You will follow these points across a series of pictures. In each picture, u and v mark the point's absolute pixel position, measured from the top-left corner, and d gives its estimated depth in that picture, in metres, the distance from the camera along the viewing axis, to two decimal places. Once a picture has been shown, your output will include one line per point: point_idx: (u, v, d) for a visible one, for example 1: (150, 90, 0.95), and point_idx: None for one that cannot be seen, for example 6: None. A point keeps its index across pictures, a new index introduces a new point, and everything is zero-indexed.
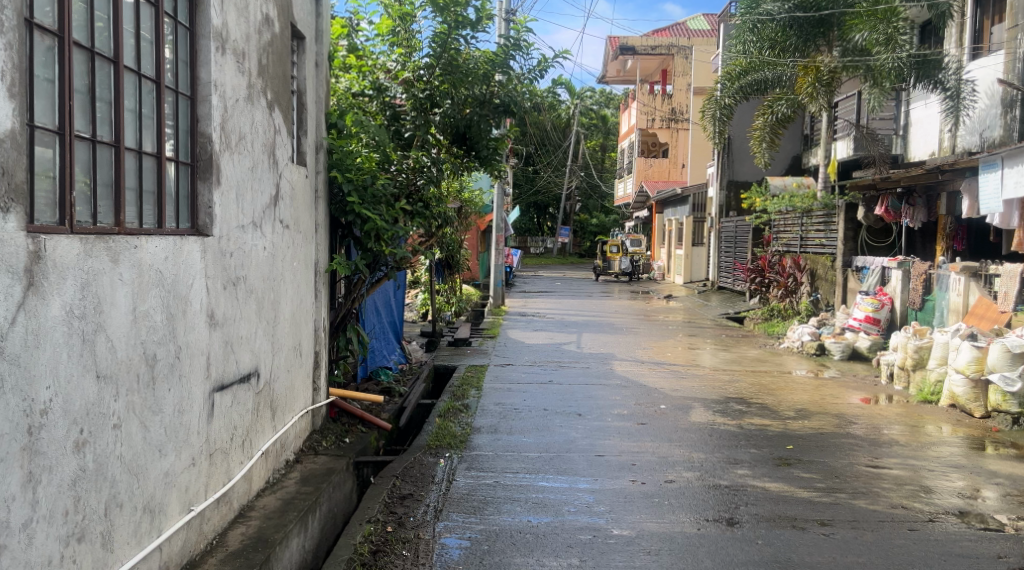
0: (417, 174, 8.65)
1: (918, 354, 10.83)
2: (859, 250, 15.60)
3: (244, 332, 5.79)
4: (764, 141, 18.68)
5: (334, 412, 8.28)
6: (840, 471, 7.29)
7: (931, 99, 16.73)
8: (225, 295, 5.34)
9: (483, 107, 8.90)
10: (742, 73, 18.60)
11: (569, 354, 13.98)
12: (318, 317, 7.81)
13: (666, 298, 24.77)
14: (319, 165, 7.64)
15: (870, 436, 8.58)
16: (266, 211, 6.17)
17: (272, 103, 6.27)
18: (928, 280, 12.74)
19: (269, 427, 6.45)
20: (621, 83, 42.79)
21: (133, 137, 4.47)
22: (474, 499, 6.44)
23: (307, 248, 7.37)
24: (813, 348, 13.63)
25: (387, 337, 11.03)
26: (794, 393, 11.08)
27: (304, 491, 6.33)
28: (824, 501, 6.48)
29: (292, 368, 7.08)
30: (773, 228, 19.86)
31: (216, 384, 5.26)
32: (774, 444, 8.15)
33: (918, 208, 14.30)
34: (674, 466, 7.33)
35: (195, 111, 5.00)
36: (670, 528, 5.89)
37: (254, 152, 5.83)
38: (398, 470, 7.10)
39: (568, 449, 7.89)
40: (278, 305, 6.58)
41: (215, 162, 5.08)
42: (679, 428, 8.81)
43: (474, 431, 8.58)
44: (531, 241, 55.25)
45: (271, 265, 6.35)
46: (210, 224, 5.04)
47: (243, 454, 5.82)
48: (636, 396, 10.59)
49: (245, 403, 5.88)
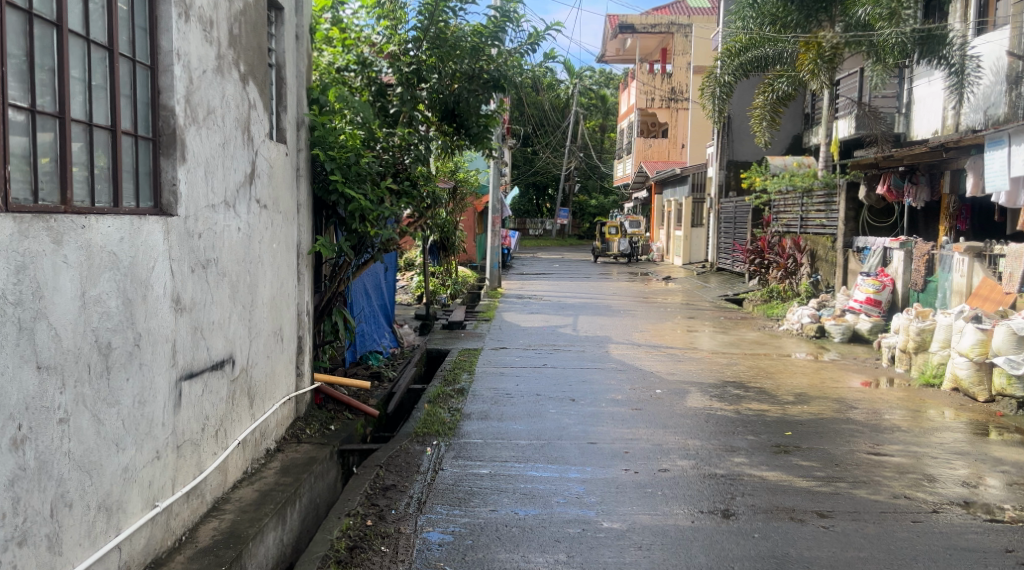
0: (404, 151, 8.35)
1: (920, 337, 10.58)
2: (861, 230, 15.30)
3: (217, 318, 5.52)
4: (764, 119, 18.39)
5: (320, 399, 8.06)
6: (841, 459, 7.03)
7: (935, 76, 16.45)
8: (193, 278, 5.07)
9: (472, 82, 8.58)
10: (743, 49, 18.31)
11: (565, 337, 13.70)
12: (300, 301, 7.52)
13: (665, 280, 24.44)
14: (300, 143, 7.35)
15: (870, 422, 8.31)
16: (240, 190, 5.89)
17: (246, 76, 6.00)
18: (932, 261, 12.46)
19: (247, 416, 6.21)
20: (622, 62, 42.38)
21: (82, 109, 4.19)
22: (460, 490, 6.18)
23: (289, 229, 7.11)
24: (812, 331, 13.44)
25: (378, 321, 10.77)
26: (793, 377, 10.83)
27: (283, 482, 6.09)
28: (824, 491, 6.20)
29: (273, 353, 6.82)
30: (773, 208, 19.61)
31: (184, 372, 4.99)
32: (772, 431, 7.89)
33: (921, 187, 13.99)
34: (669, 454, 7.07)
35: (157, 82, 4.72)
36: (663, 521, 5.62)
37: (226, 126, 5.56)
38: (383, 460, 6.81)
39: (559, 436, 7.63)
40: (255, 289, 6.30)
41: (179, 137, 4.82)
42: (675, 414, 8.56)
43: (464, 417, 8.32)
44: (530, 223, 54.74)
45: (246, 247, 6.06)
46: (175, 203, 4.77)
47: (217, 444, 5.57)
48: (632, 380, 10.35)
49: (218, 391, 5.62)
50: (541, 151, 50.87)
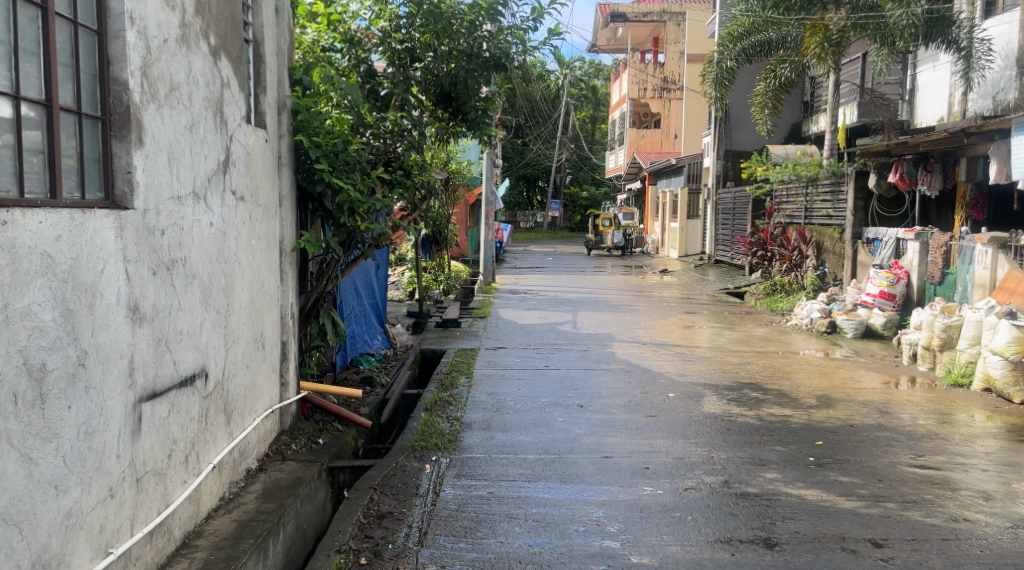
0: (396, 138, 7.66)
1: (947, 334, 9.80)
2: (870, 221, 14.41)
3: (186, 327, 4.81)
4: (767, 107, 17.77)
5: (307, 409, 7.34)
6: (882, 471, 6.30)
7: (941, 60, 15.80)
8: (155, 282, 4.38)
9: (471, 61, 7.85)
10: (745, 33, 17.53)
11: (565, 335, 12.98)
12: (284, 303, 6.80)
13: (662, 273, 23.78)
14: (281, 128, 6.64)
15: (905, 428, 7.59)
16: (212, 180, 5.19)
17: (218, 50, 5.31)
18: (949, 253, 11.61)
19: (223, 435, 5.51)
20: (613, 52, 41.70)
21: (7, 78, 3.58)
22: (465, 518, 5.47)
23: (270, 223, 6.39)
24: (823, 326, 12.79)
25: (369, 321, 10.04)
26: (809, 377, 10.13)
27: (265, 509, 5.40)
28: (874, 512, 5.45)
29: (253, 363, 6.10)
30: (775, 198, 18.92)
31: (145, 392, 4.31)
32: (801, 439, 7.16)
33: (936, 174, 13.15)
34: (694, 469, 6.35)
35: (106, 50, 4.06)
36: (698, 554, 4.94)
37: (193, 106, 4.88)
38: (377, 480, 6.10)
39: (570, 450, 6.92)
40: (231, 292, 5.59)
41: (135, 116, 4.16)
42: (692, 421, 7.84)
43: (465, 428, 7.60)
44: (520, 216, 54.10)
45: (220, 245, 5.35)
46: (130, 194, 4.12)
47: (187, 471, 4.88)
48: (640, 383, 9.64)
49: (189, 410, 4.92)
50: (532, 142, 50.17)
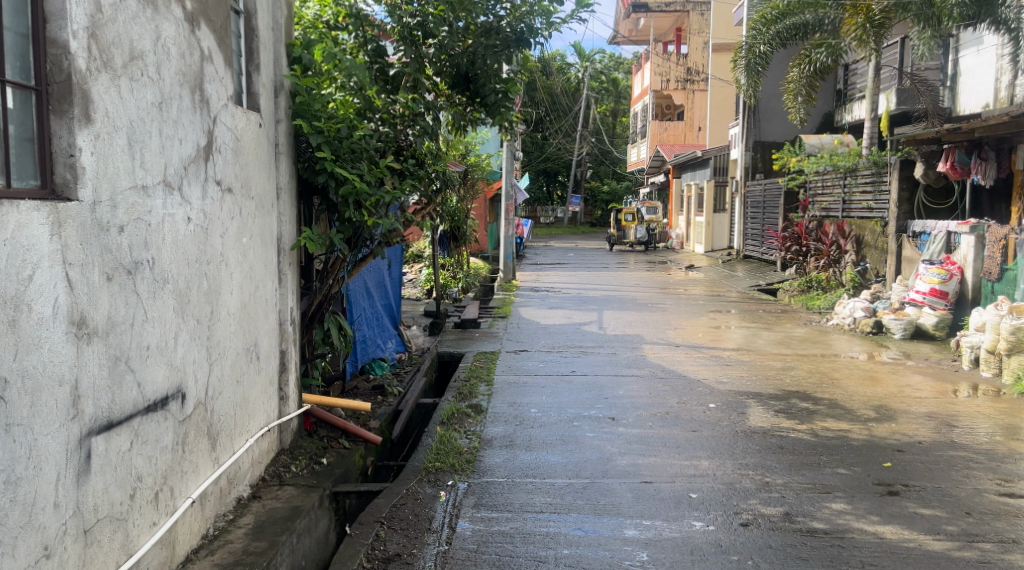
0: (408, 123, 6.86)
1: (1015, 337, 8.92)
2: (916, 213, 13.50)
3: (155, 339, 4.04)
4: (799, 94, 16.92)
5: (310, 423, 6.57)
6: (967, 499, 5.46)
7: (985, 44, 14.90)
8: (112, 289, 3.63)
9: (489, 37, 7.03)
10: (779, 16, 16.52)
11: (592, 337, 12.16)
12: (283, 307, 6.00)
13: (689, 269, 22.87)
14: (279, 111, 5.86)
15: (982, 447, 6.73)
16: (189, 168, 4.43)
17: (196, 16, 4.53)
18: (1008, 246, 10.65)
19: (208, 463, 4.74)
20: (632, 43, 40.63)
21: None
22: (485, 562, 4.71)
23: (264, 218, 5.60)
24: (869, 326, 11.97)
25: (382, 323, 9.28)
26: (859, 384, 9.26)
27: (254, 549, 4.62)
28: (970, 558, 4.63)
29: (244, 376, 5.31)
30: (809, 190, 18.00)
31: (98, 422, 3.58)
32: (866, 460, 6.32)
33: (991, 162, 12.28)
34: (749, 498, 5.55)
35: (40, 5, 3.36)
36: None
37: (163, 80, 4.10)
38: (386, 511, 5.32)
39: (604, 473, 6.11)
40: (216, 296, 4.81)
41: (80, 87, 3.45)
42: (740, 438, 7.00)
43: (485, 445, 6.81)
44: (541, 211, 53.20)
45: (201, 243, 4.58)
46: (72, 183, 3.43)
47: (159, 510, 4.12)
48: (677, 391, 8.81)
49: (160, 438, 4.14)
50: (552, 136, 49.17)
